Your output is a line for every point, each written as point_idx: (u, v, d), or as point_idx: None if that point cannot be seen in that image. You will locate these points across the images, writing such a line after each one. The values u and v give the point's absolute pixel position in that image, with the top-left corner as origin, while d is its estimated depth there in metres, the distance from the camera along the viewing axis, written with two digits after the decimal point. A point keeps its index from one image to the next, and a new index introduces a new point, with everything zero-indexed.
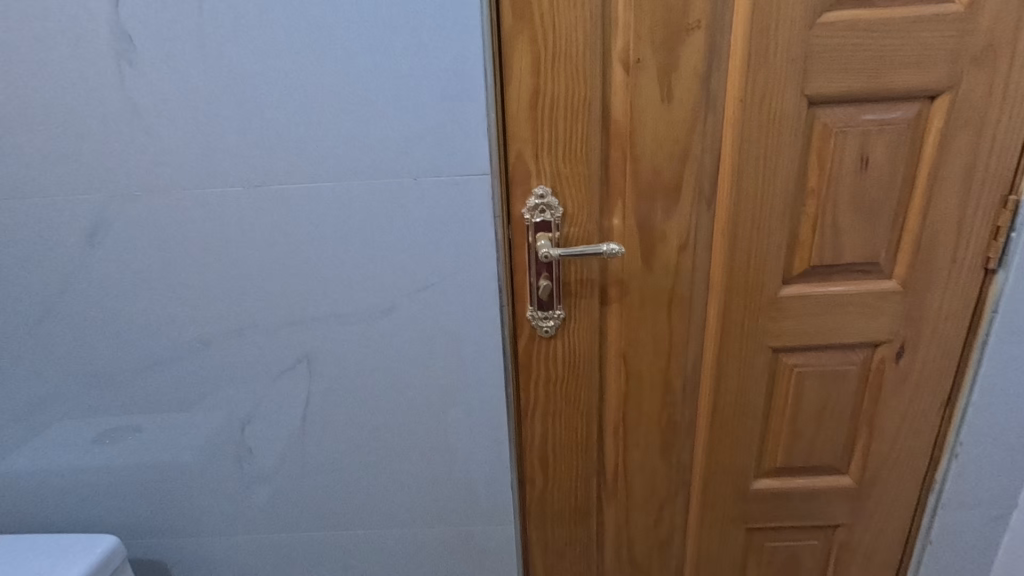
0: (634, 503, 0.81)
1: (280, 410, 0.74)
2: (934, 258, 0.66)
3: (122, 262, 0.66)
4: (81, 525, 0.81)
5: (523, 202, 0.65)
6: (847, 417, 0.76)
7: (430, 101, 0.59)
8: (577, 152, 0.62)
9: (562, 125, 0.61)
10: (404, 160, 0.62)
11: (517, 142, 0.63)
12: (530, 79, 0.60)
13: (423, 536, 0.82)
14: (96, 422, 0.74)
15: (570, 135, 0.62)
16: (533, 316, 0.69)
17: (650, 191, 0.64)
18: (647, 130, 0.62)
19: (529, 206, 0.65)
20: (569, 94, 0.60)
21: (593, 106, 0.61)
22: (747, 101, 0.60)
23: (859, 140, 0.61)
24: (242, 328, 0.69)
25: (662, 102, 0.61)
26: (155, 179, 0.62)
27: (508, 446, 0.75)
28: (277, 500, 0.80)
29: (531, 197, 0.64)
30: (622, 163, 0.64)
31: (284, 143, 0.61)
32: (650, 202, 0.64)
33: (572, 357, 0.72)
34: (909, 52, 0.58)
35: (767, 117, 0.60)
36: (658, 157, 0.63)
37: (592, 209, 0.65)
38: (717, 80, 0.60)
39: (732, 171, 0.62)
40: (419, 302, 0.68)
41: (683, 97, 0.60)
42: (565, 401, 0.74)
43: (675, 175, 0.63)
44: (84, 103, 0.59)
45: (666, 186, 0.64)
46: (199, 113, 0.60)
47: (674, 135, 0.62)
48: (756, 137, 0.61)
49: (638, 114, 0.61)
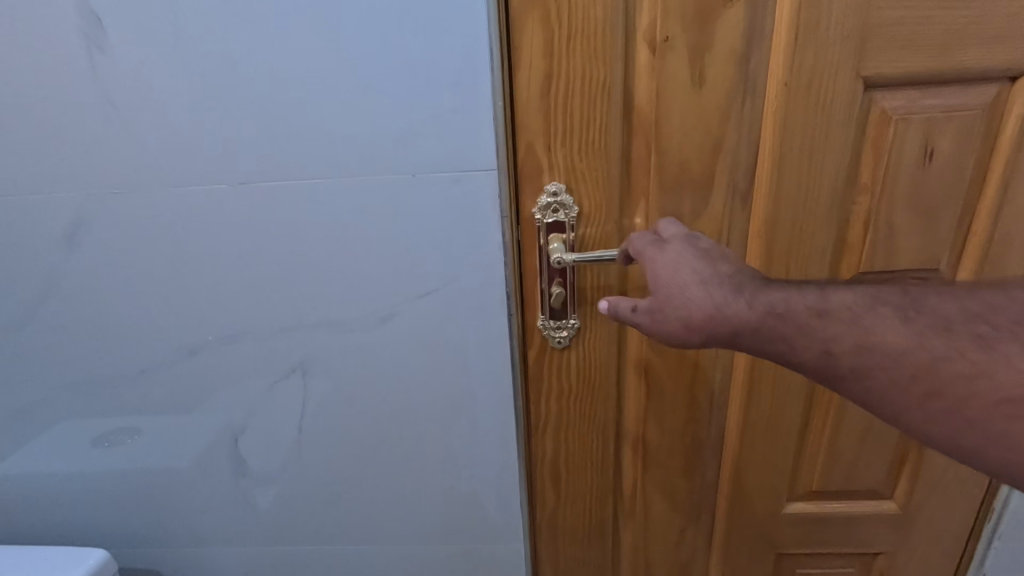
0: (653, 525, 0.75)
1: (276, 420, 0.70)
2: (1005, 264, 0.58)
3: (105, 264, 0.62)
4: (77, 532, 0.79)
5: (534, 200, 0.58)
6: (894, 438, 0.68)
7: (427, 88, 0.53)
8: (596, 145, 0.56)
9: (578, 114, 0.55)
10: (401, 154, 0.56)
11: (527, 134, 0.56)
12: (543, 62, 0.53)
13: (427, 552, 0.77)
14: (88, 429, 0.72)
15: (588, 125, 0.55)
16: (544, 326, 0.63)
17: (678, 189, 0.57)
18: (674, 119, 0.54)
19: (541, 205, 0.58)
20: (587, 78, 0.53)
21: (613, 93, 0.54)
22: (792, 85, 0.52)
23: (923, 128, 0.53)
24: (233, 334, 0.65)
25: (692, 87, 0.53)
26: (134, 175, 0.58)
27: (517, 462, 0.70)
28: (276, 511, 0.76)
29: (543, 195, 0.58)
30: (646, 157, 0.56)
31: (270, 136, 0.56)
32: (677, 202, 0.57)
33: (588, 369, 0.65)
34: (988, 25, 0.50)
35: (816, 102, 0.52)
36: (687, 150, 0.55)
37: (612, 208, 0.58)
38: (757, 61, 0.52)
39: (772, 165, 0.55)
40: (421, 309, 0.63)
41: (717, 82, 0.53)
42: (580, 417, 0.68)
43: (706, 171, 0.56)
44: (56, 95, 0.55)
45: (695, 183, 0.56)
46: (177, 103, 0.55)
47: (706, 125, 0.54)
48: (801, 126, 0.53)
49: (665, 101, 0.54)
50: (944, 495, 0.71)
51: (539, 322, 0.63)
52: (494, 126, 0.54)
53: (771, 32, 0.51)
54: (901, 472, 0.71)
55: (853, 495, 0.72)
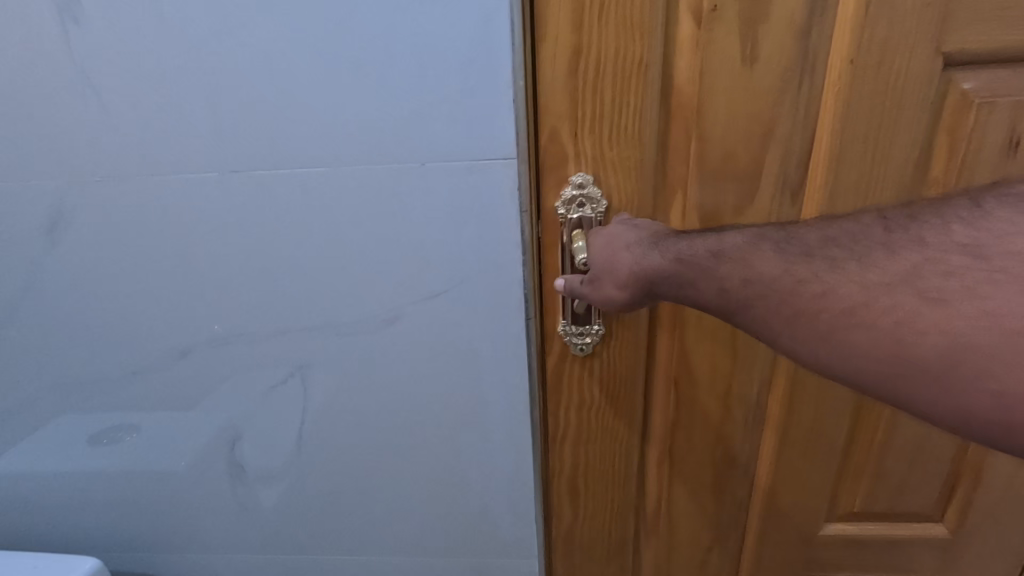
0: (678, 543, 0.69)
1: (274, 426, 0.65)
2: None
3: (89, 258, 0.57)
4: (71, 535, 0.75)
5: (556, 193, 0.52)
6: (948, 458, 0.62)
7: (438, 65, 0.47)
8: (628, 131, 0.49)
9: (609, 96, 0.48)
10: (409, 141, 0.50)
11: (551, 118, 0.50)
12: (571, 35, 0.47)
13: (435, 566, 0.73)
14: (78, 431, 0.68)
15: (621, 108, 0.49)
16: (565, 332, 0.58)
17: (720, 181, 0.50)
18: (719, 102, 0.48)
19: (565, 199, 0.52)
20: (621, 55, 0.47)
21: (651, 72, 0.47)
22: (859, 63, 0.45)
23: (1010, 113, 0.46)
24: (227, 335, 0.60)
25: (742, 64, 0.46)
26: (117, 162, 0.53)
27: (532, 475, 0.65)
28: (276, 518, 0.72)
29: (567, 187, 0.52)
30: (685, 145, 0.50)
31: (263, 119, 0.50)
32: (719, 196, 0.51)
33: (612, 378, 0.60)
34: None
35: (884, 85, 0.46)
36: (732, 137, 0.49)
37: (644, 202, 0.52)
38: (818, 34, 0.45)
39: (831, 156, 0.48)
40: (429, 311, 0.57)
41: (772, 58, 0.46)
42: (602, 429, 0.63)
43: (754, 161, 0.49)
44: (29, 72, 0.50)
45: (740, 175, 0.50)
46: (162, 82, 0.49)
47: (756, 109, 0.48)
48: (867, 111, 0.47)
49: (710, 81, 0.47)
50: (1001, 519, 0.65)
51: (560, 327, 0.57)
52: (515, 109, 0.48)
53: (837, 0, 0.44)
54: (954, 493, 0.65)
55: (898, 517, 0.67)
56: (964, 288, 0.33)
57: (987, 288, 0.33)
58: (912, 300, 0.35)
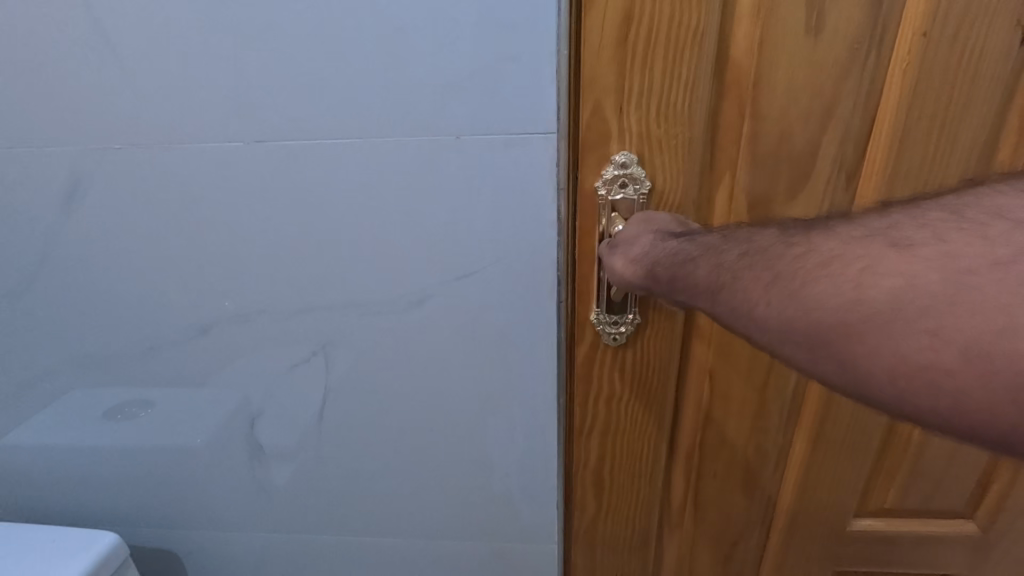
0: (701, 536, 0.68)
1: (293, 405, 0.64)
2: None
3: (107, 229, 0.55)
4: (85, 510, 0.75)
5: (597, 172, 0.50)
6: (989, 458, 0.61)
7: (479, 29, 0.44)
8: (678, 107, 0.47)
9: (660, 68, 0.46)
10: (444, 112, 0.47)
11: (595, 91, 0.47)
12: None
13: (454, 549, 0.72)
14: (95, 405, 0.67)
15: (673, 80, 0.46)
16: (598, 321, 0.55)
17: (773, 163, 0.48)
18: (777, 75, 0.46)
19: (607, 178, 0.49)
20: (675, 21, 0.44)
21: (706, 42, 0.45)
22: (933, 33, 0.43)
23: None
24: (248, 312, 0.59)
25: (807, 35, 0.44)
26: (136, 128, 0.50)
27: (556, 462, 0.64)
28: (293, 496, 0.71)
29: (610, 166, 0.49)
30: (738, 122, 0.48)
31: (290, 85, 0.47)
32: (770, 179, 0.49)
33: (646, 370, 0.58)
34: None
35: (951, 62, 0.44)
36: (790, 114, 0.47)
37: (688, 183, 0.49)
38: (889, 5, 0.43)
39: (894, 134, 0.47)
40: (457, 291, 0.55)
41: (839, 27, 0.44)
42: (631, 420, 0.61)
43: (810, 141, 0.47)
44: (48, 30, 0.47)
45: (794, 155, 0.48)
46: (186, 45, 0.47)
47: (816, 83, 0.45)
48: (929, 91, 0.45)
49: (769, 53, 0.45)
50: None
51: (592, 316, 0.55)
52: (557, 79, 0.45)
53: None
54: (988, 492, 0.63)
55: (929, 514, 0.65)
56: (931, 236, 0.32)
57: (954, 234, 0.31)
58: (882, 248, 0.32)
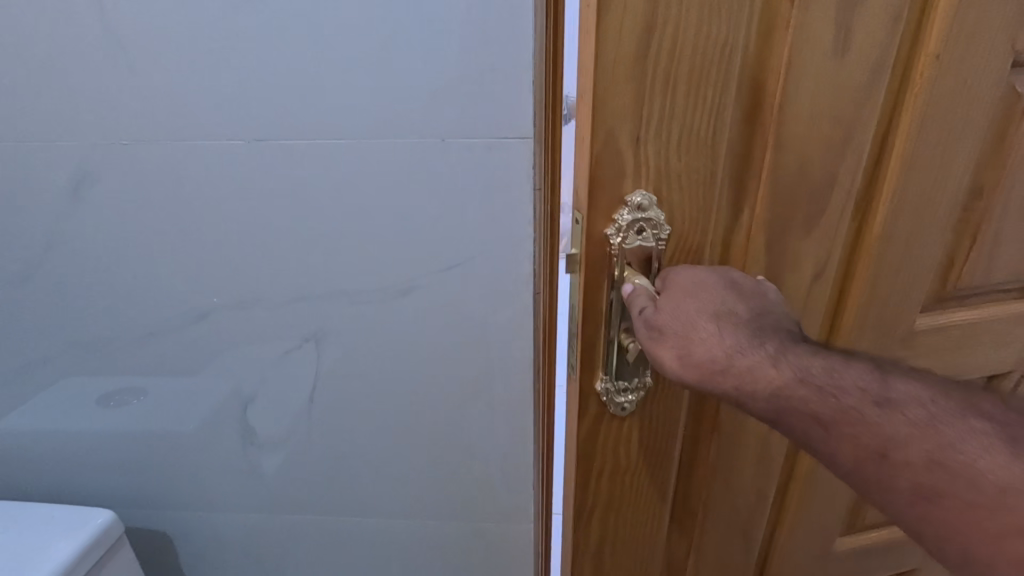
0: (706, 548, 0.74)
1: (286, 391, 0.66)
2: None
3: (102, 220, 0.56)
4: (77, 490, 0.77)
5: (608, 218, 0.53)
6: None
7: (468, 35, 0.45)
8: (701, 135, 0.50)
9: (683, 94, 0.48)
10: (431, 114, 0.48)
11: (606, 119, 0.48)
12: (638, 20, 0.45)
13: (438, 527, 0.76)
14: (89, 388, 0.68)
15: (692, 99, 0.49)
16: (608, 390, 0.60)
17: (795, 185, 0.53)
18: (803, 99, 0.49)
19: (620, 223, 0.52)
20: (716, 42, 0.46)
21: (735, 65, 0.48)
22: (942, 63, 0.49)
23: None
24: (244, 301, 0.60)
25: (832, 57, 0.48)
26: (131, 121, 0.51)
27: (534, 443, 0.68)
28: (284, 478, 0.74)
29: (624, 208, 0.52)
30: (768, 141, 0.51)
31: (288, 87, 0.48)
32: (793, 201, 0.54)
33: (656, 425, 0.64)
34: None
35: (945, 89, 0.51)
36: (810, 140, 0.51)
37: (710, 199, 0.53)
38: (905, 37, 0.49)
39: (904, 158, 0.53)
40: (443, 286, 0.57)
41: (862, 47, 0.48)
42: (650, 452, 0.65)
43: (830, 166, 0.53)
44: (43, 20, 0.47)
45: (816, 180, 0.54)
46: (184, 42, 0.47)
47: (836, 106, 0.50)
48: (920, 162, 0.54)
49: (797, 81, 0.49)
50: None
51: (599, 387, 0.60)
52: (533, 85, 0.47)
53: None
54: None
55: None
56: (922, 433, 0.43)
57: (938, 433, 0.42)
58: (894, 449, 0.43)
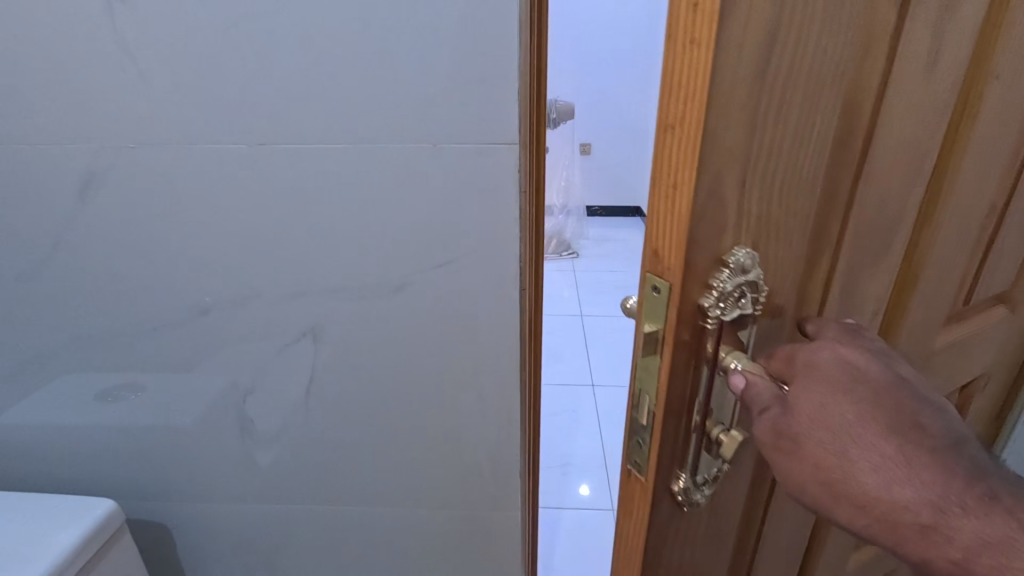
0: None
1: (283, 383, 0.71)
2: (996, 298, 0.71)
3: (117, 220, 0.61)
4: (78, 483, 0.80)
5: (703, 280, 0.37)
6: None
7: (453, 55, 0.52)
8: (800, 173, 0.38)
9: (790, 120, 0.35)
10: (423, 123, 0.55)
11: (720, 161, 0.34)
12: (772, 81, 0.33)
13: (427, 515, 0.80)
14: (94, 382, 0.72)
15: (819, 178, 0.39)
16: (685, 485, 0.45)
17: (866, 235, 0.45)
18: (890, 131, 0.40)
19: (721, 287, 0.37)
20: (845, 134, 0.39)
21: (838, 79, 0.36)
22: (1006, 94, 0.46)
23: None
24: (245, 297, 0.65)
25: (922, 79, 0.40)
26: (148, 130, 0.57)
27: (520, 432, 0.73)
28: (280, 469, 0.78)
29: (725, 266, 0.37)
30: (848, 200, 0.42)
31: (290, 99, 0.55)
32: (863, 251, 0.46)
33: (718, 512, 0.50)
34: None
35: (998, 150, 0.50)
36: (889, 182, 0.43)
37: (828, 296, 0.46)
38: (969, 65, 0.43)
39: (959, 196, 0.49)
40: (433, 280, 0.63)
41: (943, 74, 0.41)
42: (715, 538, 0.51)
43: (898, 207, 0.46)
44: (74, 42, 0.54)
45: (884, 226, 0.46)
46: (198, 60, 0.54)
47: (912, 149, 0.43)
48: (1005, 248, 0.59)
49: (888, 106, 0.39)
50: None
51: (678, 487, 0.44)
52: (518, 97, 0.53)
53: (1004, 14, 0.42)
54: None
55: None
56: None
57: None
58: None
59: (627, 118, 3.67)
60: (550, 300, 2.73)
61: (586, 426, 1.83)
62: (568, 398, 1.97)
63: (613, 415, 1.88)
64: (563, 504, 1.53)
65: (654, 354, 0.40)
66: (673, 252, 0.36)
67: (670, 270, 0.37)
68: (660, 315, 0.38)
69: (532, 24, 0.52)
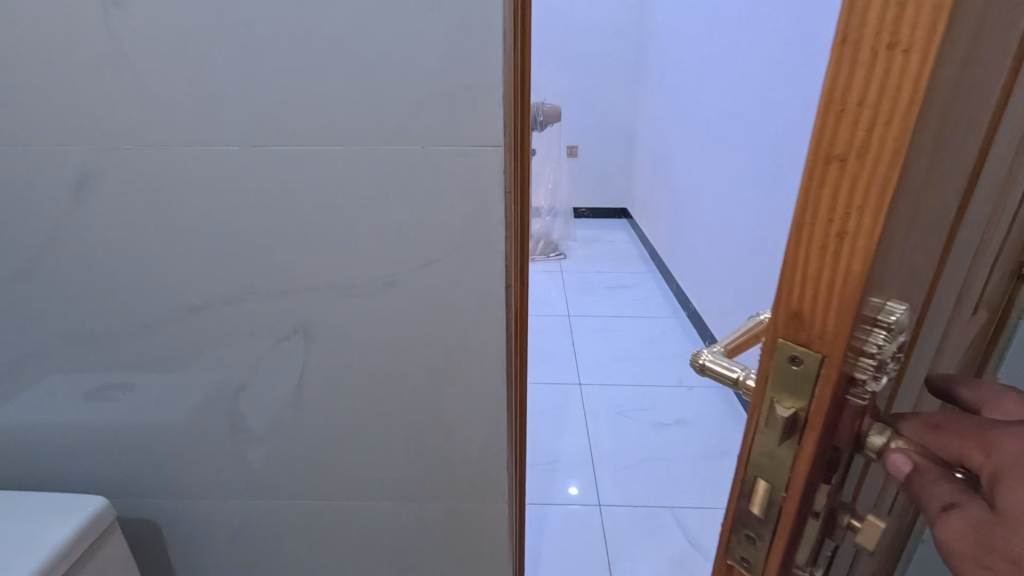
0: None
1: (275, 380, 0.72)
2: None
3: (110, 219, 0.63)
4: (69, 482, 0.81)
5: (863, 348, 0.27)
6: None
7: (441, 61, 0.54)
8: (958, 215, 0.32)
9: (965, 151, 0.28)
10: (411, 126, 0.57)
11: (912, 203, 0.24)
12: (960, 79, 0.24)
13: (417, 508, 0.82)
14: (85, 381, 0.73)
15: (961, 209, 0.32)
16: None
17: (982, 267, 0.41)
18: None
19: (881, 355, 0.27)
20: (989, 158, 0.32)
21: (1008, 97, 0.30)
22: None
23: None
24: (238, 295, 0.67)
25: None
26: (142, 132, 0.58)
27: (507, 425, 0.75)
28: (272, 465, 0.79)
29: (885, 324, 0.27)
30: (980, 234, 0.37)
31: (281, 102, 0.57)
32: (976, 285, 0.42)
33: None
34: None
35: None
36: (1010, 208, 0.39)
37: (937, 335, 0.39)
38: None
39: None
40: (422, 277, 0.65)
41: None
42: None
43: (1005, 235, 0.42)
44: (69, 46, 0.55)
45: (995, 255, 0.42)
46: (191, 64, 0.56)
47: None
48: None
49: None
50: None
51: None
52: (502, 102, 0.56)
53: None
54: None
55: None
56: None
57: None
58: None
59: (613, 121, 3.72)
60: (537, 301, 2.76)
61: (573, 424, 1.86)
62: (555, 397, 2.00)
63: (599, 413, 1.91)
64: (549, 501, 1.56)
65: (790, 442, 0.29)
66: (834, 318, 0.25)
67: (824, 340, 0.26)
68: (806, 393, 0.27)
69: (517, 32, 0.54)
